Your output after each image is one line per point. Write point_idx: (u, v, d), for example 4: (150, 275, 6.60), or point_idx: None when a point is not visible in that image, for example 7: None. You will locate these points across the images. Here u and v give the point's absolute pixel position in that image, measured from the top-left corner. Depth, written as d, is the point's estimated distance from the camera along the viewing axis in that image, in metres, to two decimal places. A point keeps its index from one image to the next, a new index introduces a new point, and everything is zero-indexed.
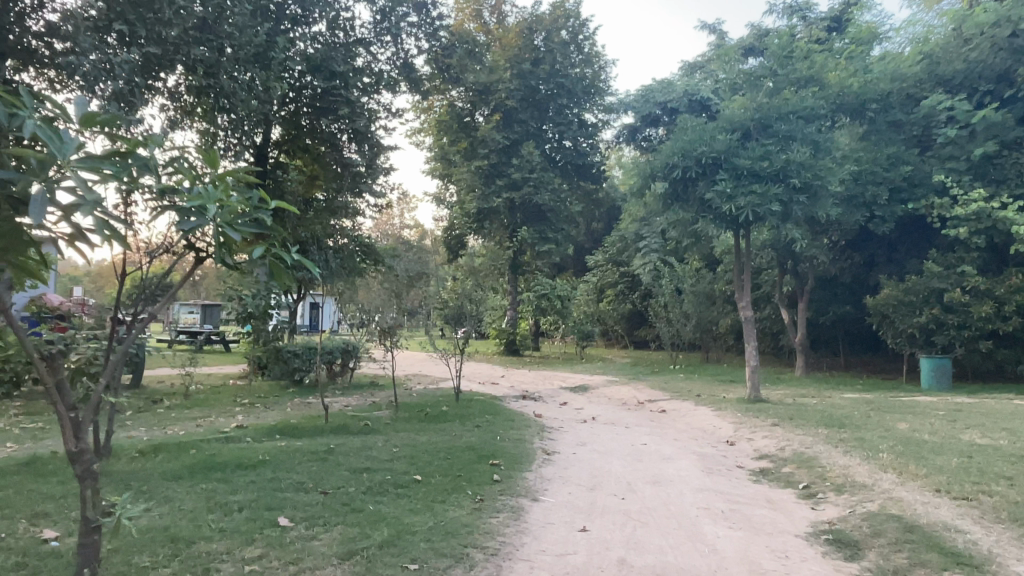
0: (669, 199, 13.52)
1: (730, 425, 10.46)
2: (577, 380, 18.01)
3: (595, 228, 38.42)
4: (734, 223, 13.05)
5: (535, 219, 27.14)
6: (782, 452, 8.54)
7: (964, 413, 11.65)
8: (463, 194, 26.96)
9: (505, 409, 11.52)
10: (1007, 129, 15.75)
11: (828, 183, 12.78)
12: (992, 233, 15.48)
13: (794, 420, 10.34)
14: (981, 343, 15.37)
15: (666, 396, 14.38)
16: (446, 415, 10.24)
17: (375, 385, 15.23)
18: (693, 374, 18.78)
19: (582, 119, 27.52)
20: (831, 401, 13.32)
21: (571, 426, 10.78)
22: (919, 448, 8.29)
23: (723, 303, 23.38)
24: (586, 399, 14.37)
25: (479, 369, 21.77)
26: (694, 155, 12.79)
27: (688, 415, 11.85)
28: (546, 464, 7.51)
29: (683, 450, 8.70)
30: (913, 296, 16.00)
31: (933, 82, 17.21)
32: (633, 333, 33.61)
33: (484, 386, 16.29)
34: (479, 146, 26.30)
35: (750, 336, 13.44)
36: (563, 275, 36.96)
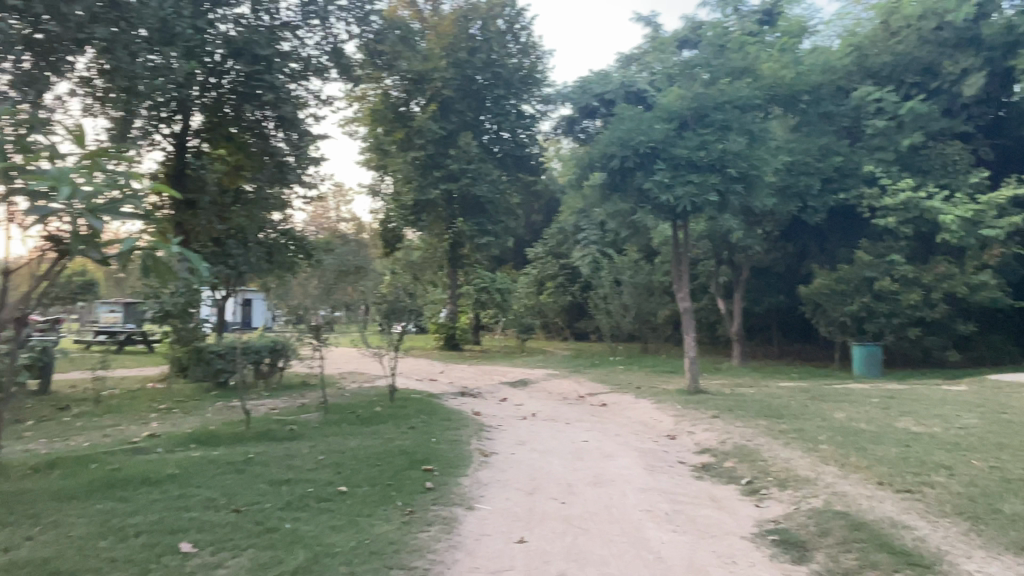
0: (608, 189, 13.28)
1: (671, 418, 10.30)
2: (517, 374, 17.71)
3: (535, 220, 38.25)
4: (673, 214, 12.99)
5: (473, 211, 26.68)
6: (723, 446, 8.39)
7: (895, 400, 11.84)
8: (399, 185, 26.25)
9: (443, 408, 11.05)
10: (932, 120, 16.31)
11: (764, 173, 12.81)
12: (919, 222, 15.86)
13: (734, 412, 10.25)
14: (909, 330, 15.75)
15: (607, 389, 14.22)
16: (380, 417, 9.71)
17: (306, 385, 14.54)
18: (634, 366, 18.74)
19: (520, 109, 27.17)
20: (768, 390, 13.40)
21: (511, 423, 10.44)
22: (858, 437, 8.28)
23: (662, 294, 23.45)
24: (526, 394, 14.05)
25: (418, 364, 21.26)
26: (633, 144, 12.51)
27: (629, 409, 11.66)
28: (483, 468, 7.11)
29: (625, 446, 8.45)
30: (844, 285, 16.30)
31: (862, 74, 17.54)
32: (573, 325, 33.58)
33: (421, 383, 15.79)
34: (415, 136, 25.64)
35: (689, 328, 13.37)
36: (503, 268, 36.62)
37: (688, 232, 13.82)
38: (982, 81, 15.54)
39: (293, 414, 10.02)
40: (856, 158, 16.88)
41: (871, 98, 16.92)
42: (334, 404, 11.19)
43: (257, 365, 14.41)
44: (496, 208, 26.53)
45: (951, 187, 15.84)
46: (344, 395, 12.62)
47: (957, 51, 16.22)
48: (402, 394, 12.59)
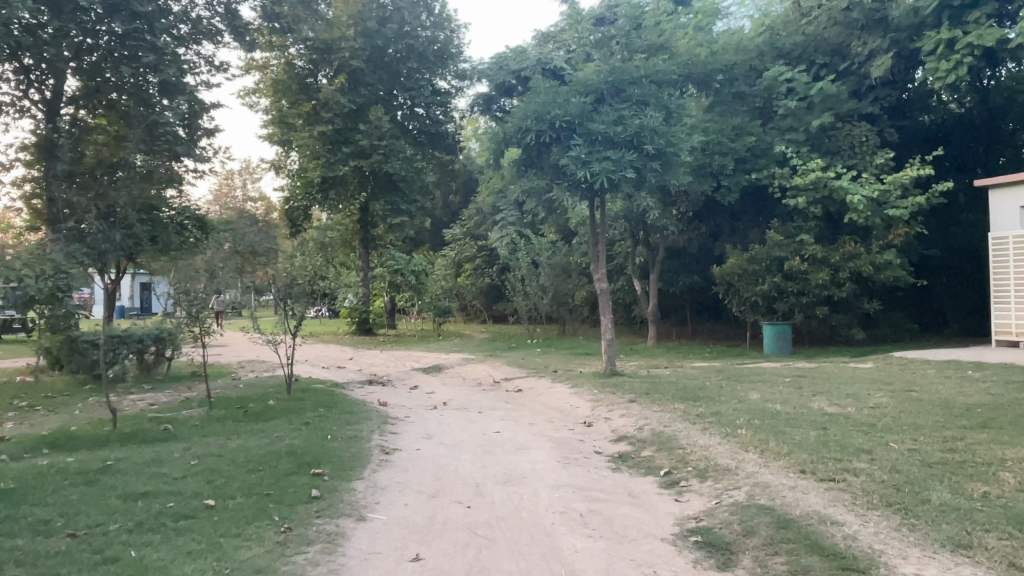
0: (522, 165, 12.78)
1: (586, 404, 9.86)
2: (431, 359, 16.97)
3: (453, 201, 37.36)
4: (589, 192, 12.41)
5: (386, 190, 25.61)
6: (640, 433, 7.97)
7: (807, 379, 11.86)
8: (306, 161, 24.82)
9: (347, 399, 10.23)
10: (840, 102, 16.57)
11: (681, 151, 12.41)
12: (828, 203, 16.05)
13: (651, 395, 9.91)
14: (818, 309, 15.97)
15: (522, 373, 13.71)
16: (273, 411, 8.82)
17: (199, 376, 13.37)
18: (550, 348, 18.33)
19: (434, 85, 26.20)
20: (684, 371, 13.21)
21: (419, 413, 9.72)
22: (775, 420, 8.05)
23: (578, 275, 23.18)
24: (438, 380, 13.36)
25: (325, 350, 20.15)
26: (548, 118, 11.96)
27: (544, 395, 11.17)
28: (381, 468, 6.40)
29: (538, 437, 7.91)
30: (756, 264, 16.36)
31: (773, 54, 17.59)
32: (491, 308, 33.04)
33: (328, 371, 14.84)
34: (323, 109, 24.24)
35: (606, 309, 12.98)
36: (419, 250, 35.59)
37: (606, 212, 13.35)
38: (888, 63, 15.79)
39: (175, 412, 9.00)
40: (769, 138, 16.94)
41: (783, 78, 17.00)
42: (224, 397, 10.19)
43: (141, 354, 13.12)
44: (410, 186, 25.55)
45: (858, 168, 16.09)
46: (238, 387, 11.58)
47: (864, 33, 16.43)
48: (302, 384, 11.66)
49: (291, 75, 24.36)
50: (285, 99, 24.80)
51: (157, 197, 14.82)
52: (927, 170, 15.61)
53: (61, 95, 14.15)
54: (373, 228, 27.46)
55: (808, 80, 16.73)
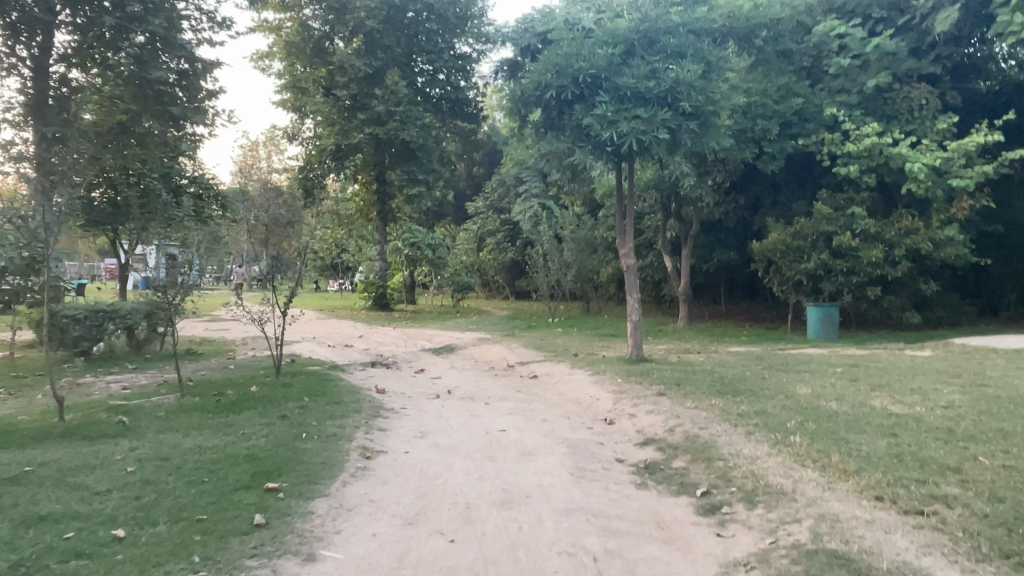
0: (543, 127, 11.56)
1: (609, 396, 8.64)
2: (444, 339, 15.83)
3: (476, 173, 36.08)
4: (616, 157, 11.07)
5: (403, 159, 24.41)
6: (670, 436, 6.74)
7: (860, 369, 10.50)
8: (321, 128, 23.65)
9: (341, 385, 9.14)
10: (899, 60, 14.90)
11: (720, 111, 10.94)
12: (882, 172, 14.49)
13: (684, 388, 8.66)
14: (868, 290, 14.51)
15: (539, 357, 12.50)
16: (250, 400, 7.74)
17: (193, 354, 12.40)
18: (572, 329, 17.07)
19: (454, 49, 24.85)
20: (719, 358, 11.89)
21: (418, 402, 8.60)
22: (832, 424, 6.80)
23: (604, 250, 21.82)
24: (448, 363, 12.23)
25: (337, 328, 19.11)
26: (571, 72, 10.64)
27: (563, 383, 9.96)
28: (355, 479, 5.28)
29: (549, 439, 6.73)
30: (800, 240, 14.90)
31: (824, 8, 15.95)
32: (514, 284, 31.79)
33: (331, 350, 13.79)
34: (337, 73, 23.03)
35: (633, 287, 11.68)
36: (440, 224, 34.35)
37: (634, 179, 11.98)
38: (953, 16, 14.01)
39: (144, 399, 7.96)
40: (817, 100, 15.37)
41: (835, 34, 15.35)
42: (206, 381, 9.16)
43: (130, 330, 12.15)
44: (428, 155, 24.30)
45: (917, 134, 14.49)
46: (228, 368, 10.55)
47: None
48: (297, 367, 10.59)
49: (305, 37, 23.16)
50: (298, 62, 23.59)
51: (152, 161, 13.77)
52: (997, 135, 13.93)
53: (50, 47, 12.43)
54: (390, 200, 26.31)
55: (864, 36, 15.04)
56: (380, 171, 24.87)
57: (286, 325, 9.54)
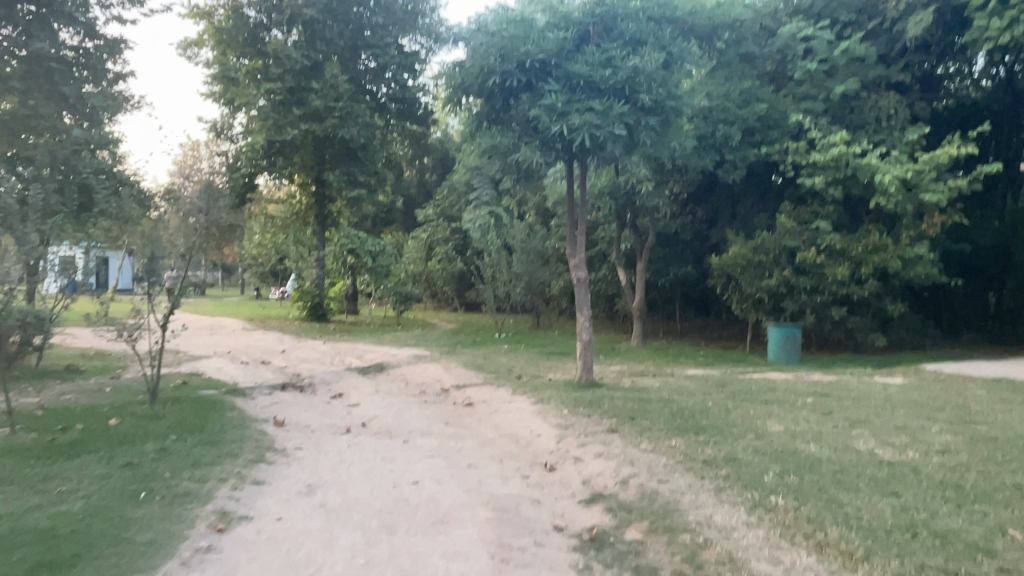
0: (486, 120, 10.21)
1: (552, 433, 7.27)
2: (376, 355, 14.25)
3: (428, 180, 34.52)
4: (568, 157, 9.76)
5: (343, 159, 22.78)
6: (623, 491, 5.41)
7: (832, 399, 9.40)
8: (253, 123, 21.86)
9: (230, 417, 7.55)
10: (867, 67, 14.09)
11: (682, 108, 9.78)
12: (850, 184, 13.60)
13: (640, 424, 7.36)
14: (833, 310, 13.56)
15: (478, 379, 11.07)
16: (98, 439, 6.10)
17: (75, 372, 10.62)
18: (518, 346, 15.71)
19: (401, 45, 23.40)
20: (678, 383, 10.66)
21: (320, 440, 7.08)
22: (819, 477, 5.59)
23: (556, 261, 20.57)
24: (373, 386, 10.71)
25: (261, 341, 17.31)
26: (516, 56, 9.35)
27: (500, 414, 8.55)
28: (188, 570, 3.78)
29: (472, 496, 5.32)
30: (762, 255, 13.89)
31: (790, 12, 15.10)
32: (463, 295, 30.24)
33: (241, 368, 12.10)
34: (272, 65, 21.32)
35: (583, 303, 10.36)
36: (386, 231, 32.66)
37: (587, 183, 10.70)
38: (928, 20, 13.23)
39: None
40: (781, 106, 14.43)
41: (801, 37, 14.47)
42: (62, 410, 7.48)
43: None
44: (371, 156, 22.72)
45: (885, 144, 13.67)
46: (102, 392, 8.83)
47: None
48: (184, 391, 8.93)
49: (239, 24, 21.47)
50: (231, 51, 21.82)
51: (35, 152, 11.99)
52: (970, 148, 13.16)
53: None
54: (330, 203, 24.62)
55: (831, 40, 14.18)
56: (318, 172, 23.17)
57: (170, 332, 8.07)
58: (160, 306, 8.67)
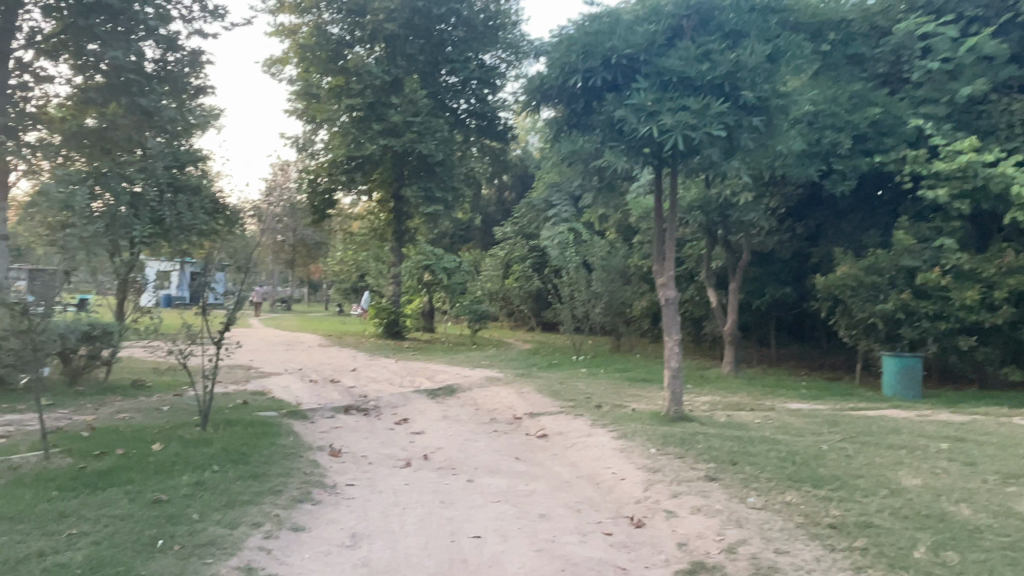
0: (567, 124, 9.38)
1: (638, 478, 6.29)
2: (448, 377, 13.49)
3: (507, 198, 33.93)
4: (657, 163, 8.80)
5: (421, 174, 22.42)
6: (731, 563, 4.41)
7: (971, 445, 7.98)
8: (333, 138, 21.80)
9: (282, 443, 6.88)
10: (998, 65, 12.50)
11: (790, 108, 8.67)
12: (979, 197, 12.02)
13: (743, 472, 6.28)
14: (960, 339, 11.93)
15: (555, 407, 10.13)
16: (132, 466, 5.51)
17: (139, 388, 10.30)
18: (598, 371, 14.65)
19: (481, 60, 23.00)
20: (781, 419, 9.41)
21: (376, 475, 6.31)
22: (986, 558, 4.41)
23: (639, 280, 19.42)
24: (440, 411, 9.94)
25: (333, 358, 16.87)
26: (601, 52, 8.51)
27: (578, 450, 7.60)
28: None
29: (545, 559, 4.41)
30: (875, 276, 12.42)
31: (906, 8, 13.65)
32: (540, 315, 29.31)
33: (308, 387, 11.58)
34: (353, 80, 21.21)
35: (673, 326, 9.27)
36: (463, 248, 32.18)
37: (677, 194, 9.68)
38: None
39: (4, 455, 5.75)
40: (896, 111, 12.98)
41: (919, 35, 13.00)
42: (109, 431, 6.98)
43: (64, 353, 10.09)
44: (448, 171, 22.30)
45: (1021, 152, 12.01)
46: (158, 410, 8.38)
47: None
48: (241, 412, 8.39)
49: (322, 40, 21.52)
50: (313, 68, 21.95)
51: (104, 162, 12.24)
52: None
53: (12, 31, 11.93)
54: (407, 219, 24.30)
55: (955, 37, 12.63)
56: (396, 188, 22.88)
57: (226, 350, 7.55)
58: (216, 323, 8.15)
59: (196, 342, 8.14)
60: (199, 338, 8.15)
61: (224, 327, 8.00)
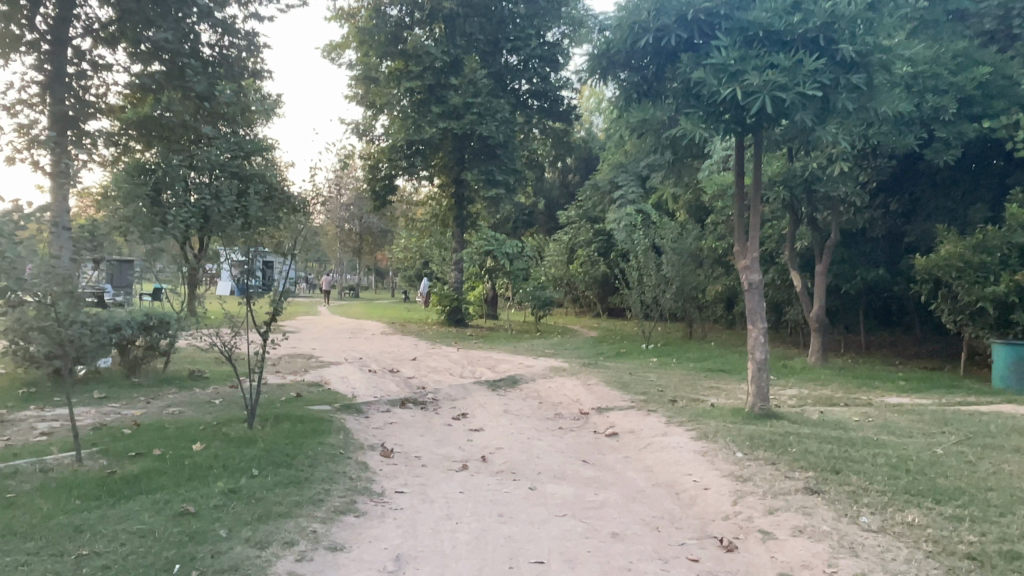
0: (635, 92, 8.56)
1: (724, 489, 5.51)
2: (511, 367, 12.87)
3: (571, 181, 33.04)
4: (739, 131, 7.89)
5: (482, 157, 21.80)
6: None
7: None
8: (392, 123, 21.39)
9: (329, 441, 6.39)
10: None
11: (893, 64, 7.62)
12: None
13: (849, 485, 5.41)
14: None
15: (625, 400, 9.38)
16: (166, 471, 5.08)
17: (195, 378, 10.06)
18: (670, 361, 13.76)
19: (543, 37, 22.19)
20: (882, 417, 8.40)
21: (429, 479, 5.72)
22: None
23: (712, 263, 18.36)
24: (502, 405, 9.33)
25: (394, 346, 16.49)
26: (674, 8, 7.65)
27: (652, 452, 6.85)
28: None
29: None
30: (985, 255, 11.11)
31: None
32: (607, 300, 28.42)
33: (365, 378, 11.17)
34: (411, 62, 20.71)
35: (757, 313, 8.37)
36: (526, 234, 31.48)
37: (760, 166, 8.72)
38: None
39: (36, 457, 5.43)
40: (1008, 70, 11.57)
41: None
42: (152, 428, 6.64)
43: (121, 344, 9.91)
44: (510, 153, 21.62)
45: None
46: (210, 404, 8.06)
47: None
48: (293, 406, 7.98)
49: (380, 23, 21.06)
50: (372, 52, 21.23)
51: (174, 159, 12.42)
52: None
53: (69, 21, 11.86)
54: (469, 205, 23.77)
55: None
56: (457, 172, 22.32)
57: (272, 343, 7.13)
58: (261, 314, 7.99)
59: (241, 333, 7.95)
60: (244, 328, 7.95)
61: (271, 317, 7.87)
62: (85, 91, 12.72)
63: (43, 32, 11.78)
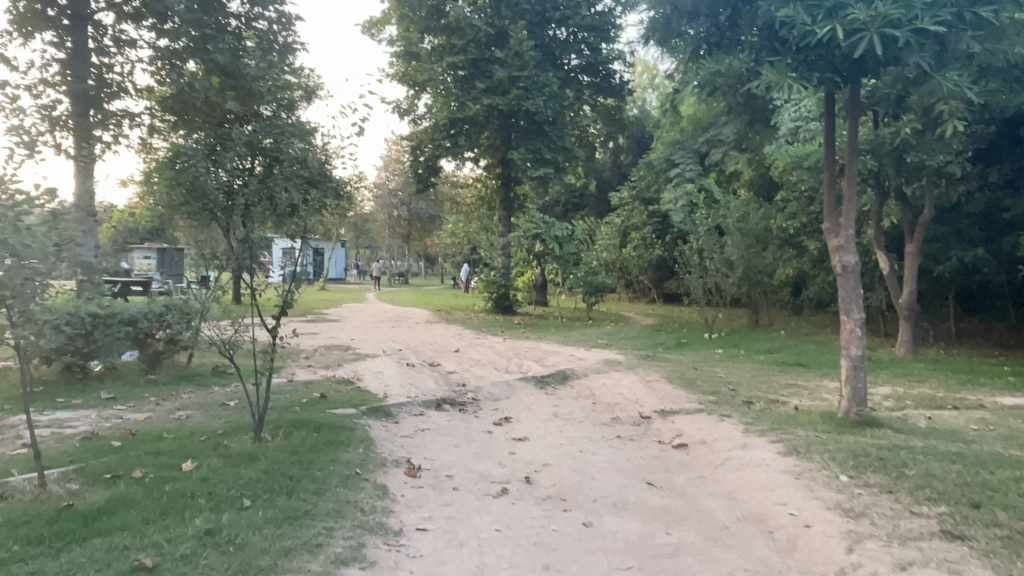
0: (706, 43, 7.37)
1: (833, 530, 4.33)
2: (561, 360, 11.75)
3: (623, 161, 31.55)
4: (838, 81, 6.47)
5: (530, 135, 20.58)
6: None
7: None
8: (435, 100, 20.38)
9: (344, 457, 5.37)
10: None
11: None
12: None
13: (1004, 531, 4.15)
14: None
15: (692, 402, 8.16)
16: (137, 504, 4.14)
17: (218, 375, 9.25)
18: (738, 354, 12.42)
19: (594, 5, 20.83)
20: (1008, 427, 7.00)
21: (459, 509, 4.67)
22: None
23: (780, 243, 16.83)
24: (551, 407, 8.24)
25: (436, 337, 15.52)
26: None
27: (731, 471, 5.67)
28: None
29: None
30: None
31: None
32: (662, 286, 26.97)
33: (402, 373, 10.21)
34: (454, 35, 19.64)
35: (853, 301, 7.06)
36: (577, 217, 30.17)
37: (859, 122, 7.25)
38: None
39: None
40: None
41: None
42: (146, 439, 5.77)
43: (139, 338, 9.16)
44: (559, 130, 20.39)
45: None
46: (223, 406, 7.19)
47: None
48: (312, 409, 7.05)
49: None
50: (413, 26, 20.19)
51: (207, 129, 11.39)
52: None
53: None
54: (516, 186, 22.64)
55: None
56: (504, 152, 21.17)
57: (281, 338, 6.15)
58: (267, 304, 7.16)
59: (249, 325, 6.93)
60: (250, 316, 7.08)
61: (282, 310, 6.90)
62: (109, 70, 12.10)
63: (63, 6, 11.15)
